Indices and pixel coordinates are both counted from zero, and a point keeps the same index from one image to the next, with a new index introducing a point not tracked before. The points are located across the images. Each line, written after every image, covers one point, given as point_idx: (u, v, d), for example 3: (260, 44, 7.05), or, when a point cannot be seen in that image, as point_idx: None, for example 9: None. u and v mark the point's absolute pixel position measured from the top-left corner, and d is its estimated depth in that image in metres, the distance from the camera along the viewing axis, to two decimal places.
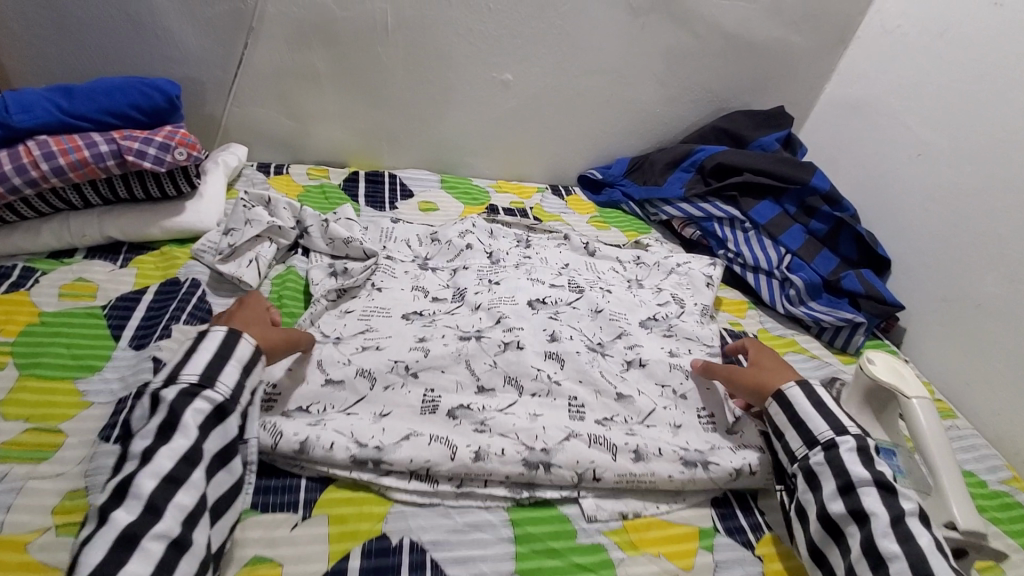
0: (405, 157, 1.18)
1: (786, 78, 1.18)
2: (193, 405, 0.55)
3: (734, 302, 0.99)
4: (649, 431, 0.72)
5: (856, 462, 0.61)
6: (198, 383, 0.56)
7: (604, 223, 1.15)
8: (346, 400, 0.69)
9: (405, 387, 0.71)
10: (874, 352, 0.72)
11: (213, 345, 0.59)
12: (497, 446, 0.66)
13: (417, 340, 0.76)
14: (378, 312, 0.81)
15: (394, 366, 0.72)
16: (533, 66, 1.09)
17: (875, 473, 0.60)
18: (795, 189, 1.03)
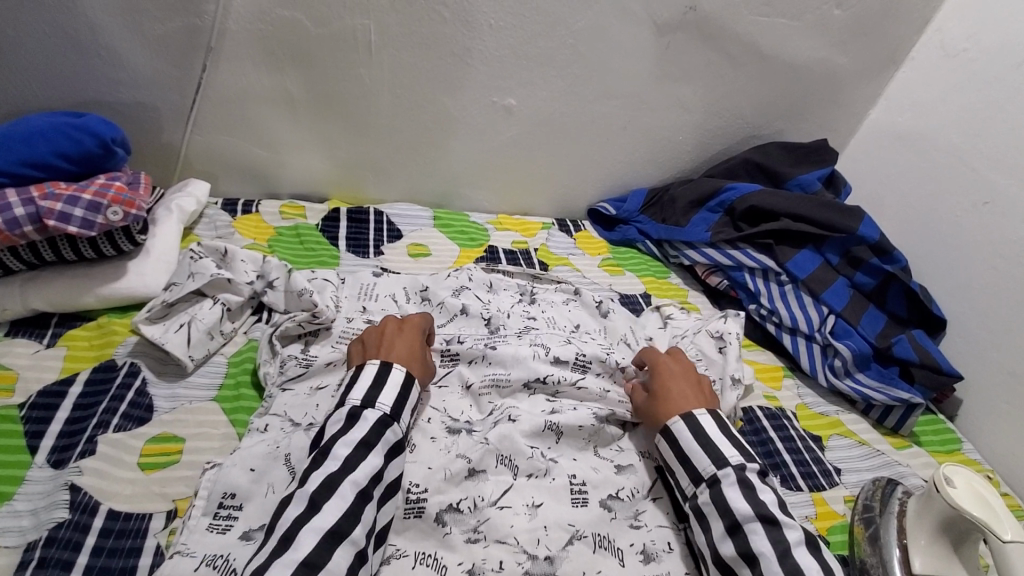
0: (394, 189, 1.04)
1: (827, 103, 1.04)
2: (385, 435, 0.56)
3: (768, 369, 0.86)
4: (655, 508, 0.64)
5: (740, 499, 0.56)
6: (392, 414, 0.58)
7: (618, 267, 1.01)
8: None
9: None
10: (950, 467, 0.59)
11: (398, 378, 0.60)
12: (494, 560, 0.56)
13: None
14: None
15: None
16: (542, 90, 0.95)
17: (759, 507, 0.55)
18: (839, 237, 0.90)
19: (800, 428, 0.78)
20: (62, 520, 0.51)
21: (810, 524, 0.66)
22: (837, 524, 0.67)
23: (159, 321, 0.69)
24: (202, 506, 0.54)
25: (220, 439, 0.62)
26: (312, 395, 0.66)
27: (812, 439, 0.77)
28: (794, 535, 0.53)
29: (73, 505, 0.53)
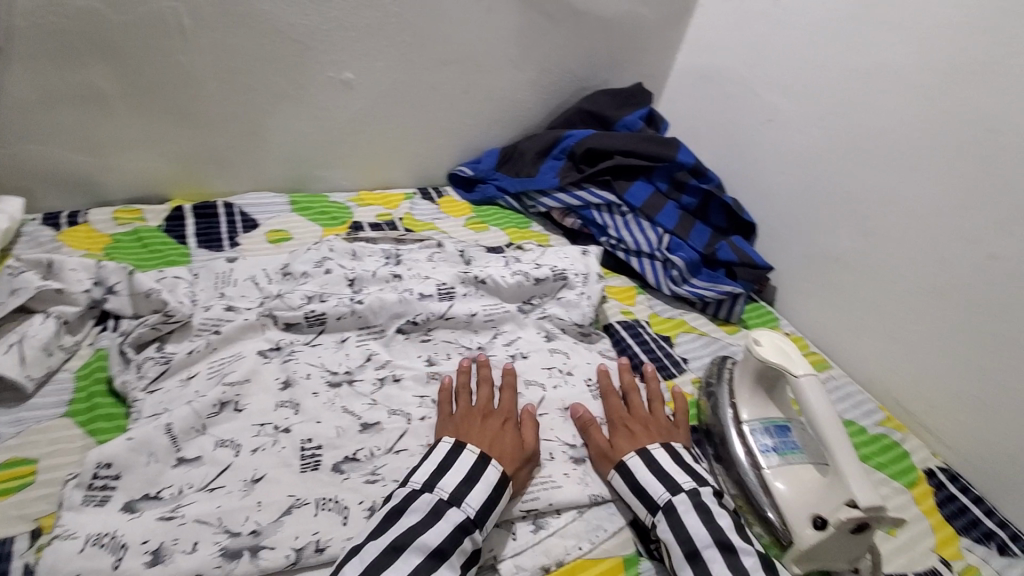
0: (243, 179, 1.01)
1: (641, 51, 1.17)
2: (422, 500, 0.55)
3: (623, 290, 0.97)
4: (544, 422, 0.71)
5: (695, 524, 0.57)
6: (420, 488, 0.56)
7: (482, 223, 1.07)
8: (206, 475, 0.57)
9: (278, 444, 0.61)
10: (759, 331, 0.72)
11: (437, 457, 0.59)
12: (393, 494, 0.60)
13: (280, 384, 0.67)
14: (227, 368, 0.67)
15: (260, 429, 0.62)
16: (378, 61, 0.97)
17: (716, 533, 0.56)
18: (664, 166, 1.03)
19: (653, 332, 0.90)
20: None
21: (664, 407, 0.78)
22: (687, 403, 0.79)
23: None
24: (77, 479, 0.54)
25: (78, 452, 0.58)
26: (184, 385, 0.65)
27: (663, 339, 0.89)
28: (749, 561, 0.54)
29: None
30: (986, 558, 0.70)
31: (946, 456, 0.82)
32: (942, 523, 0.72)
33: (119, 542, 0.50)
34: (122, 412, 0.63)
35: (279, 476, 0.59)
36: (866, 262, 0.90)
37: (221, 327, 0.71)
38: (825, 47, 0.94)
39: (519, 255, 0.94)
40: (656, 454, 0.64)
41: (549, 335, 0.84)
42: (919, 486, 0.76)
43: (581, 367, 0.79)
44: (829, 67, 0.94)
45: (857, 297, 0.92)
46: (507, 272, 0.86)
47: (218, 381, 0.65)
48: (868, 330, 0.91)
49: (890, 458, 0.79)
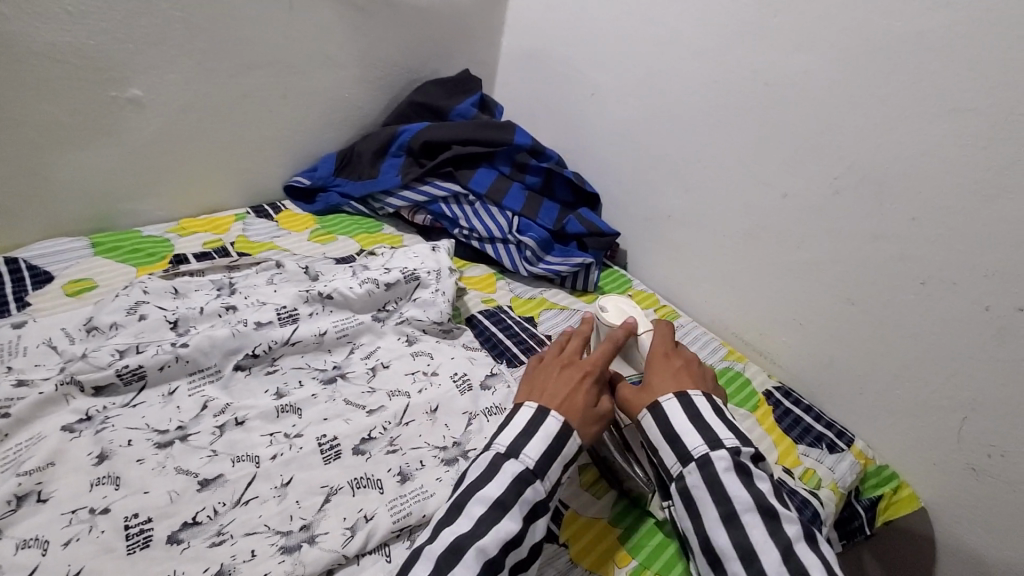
0: (23, 226, 0.85)
1: (465, 37, 1.16)
2: (510, 468, 0.56)
3: (483, 278, 0.97)
4: (409, 430, 0.69)
5: (733, 484, 0.56)
6: (507, 455, 0.57)
7: (329, 234, 1.01)
8: None
9: (96, 529, 0.53)
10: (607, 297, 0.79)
11: (527, 416, 0.61)
12: (244, 550, 0.54)
13: (95, 459, 0.59)
14: (23, 455, 0.57)
15: (71, 517, 0.54)
16: (171, 73, 0.86)
17: (758, 496, 0.55)
18: (504, 149, 1.04)
19: (516, 316, 0.91)
20: None
21: None
22: None
23: None
24: None
25: None
26: None
27: (527, 320, 0.91)
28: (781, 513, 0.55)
29: None
30: (820, 457, 0.80)
31: (780, 376, 0.93)
32: (781, 437, 0.82)
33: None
34: None
35: (100, 567, 0.51)
36: (694, 216, 0.98)
37: (8, 410, 0.60)
38: (629, 20, 0.99)
39: (368, 262, 0.90)
40: (694, 400, 0.62)
41: (410, 339, 0.81)
42: (761, 408, 0.85)
43: (445, 365, 0.78)
44: (635, 38, 0.99)
45: (692, 248, 1.00)
46: (354, 282, 0.82)
47: (11, 472, 0.56)
48: (706, 277, 0.99)
49: (736, 389, 0.87)
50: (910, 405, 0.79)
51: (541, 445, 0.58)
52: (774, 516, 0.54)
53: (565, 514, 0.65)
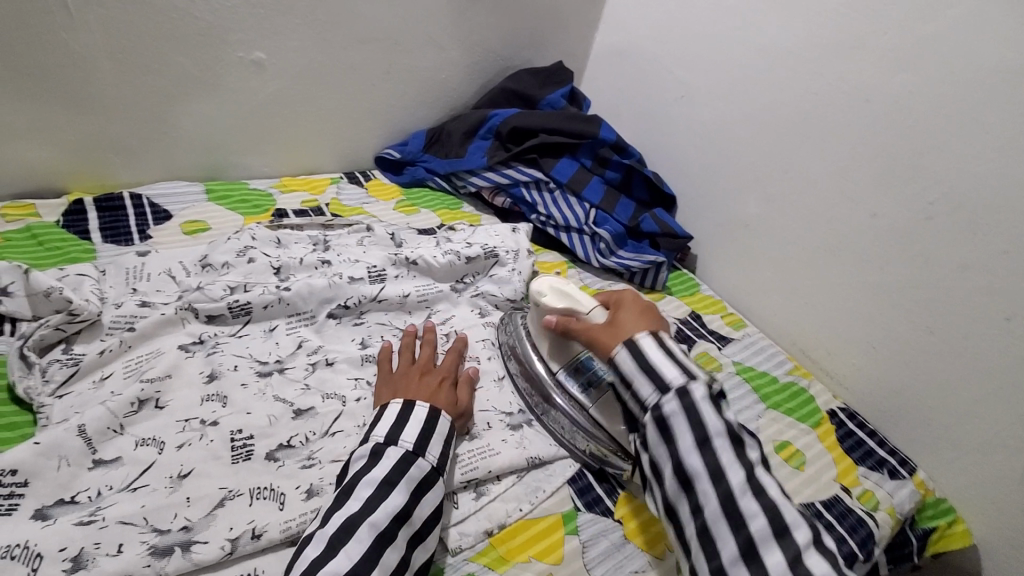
0: (149, 168, 0.94)
1: (560, 30, 1.19)
2: (387, 455, 0.56)
3: (554, 265, 1.00)
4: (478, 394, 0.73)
5: (723, 448, 0.55)
6: (383, 441, 0.57)
7: (413, 206, 1.06)
8: (127, 475, 0.55)
9: (207, 437, 0.60)
10: (544, 282, 0.75)
11: (397, 406, 0.60)
12: (331, 476, 0.60)
13: (206, 378, 0.65)
14: (145, 365, 0.64)
15: (185, 424, 0.60)
16: (291, 40, 0.93)
17: (728, 428, 0.56)
18: (587, 142, 1.06)
19: None
20: None
21: None
22: None
23: None
24: None
25: None
26: (98, 387, 0.61)
27: None
28: (755, 454, 0.56)
29: None
30: (878, 482, 0.79)
31: (844, 397, 0.92)
32: (842, 455, 0.81)
33: (33, 552, 0.47)
34: (30, 419, 0.59)
35: (210, 470, 0.57)
36: (773, 226, 0.97)
37: (136, 324, 0.67)
38: (728, 25, 0.99)
39: (450, 235, 0.94)
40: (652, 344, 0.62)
41: (483, 312, 0.86)
42: (823, 426, 0.84)
43: None
44: (732, 44, 0.99)
45: (767, 259, 0.99)
46: (438, 252, 0.87)
47: (136, 378, 0.62)
48: (777, 289, 0.99)
49: (798, 403, 0.87)
50: (982, 441, 0.77)
51: (411, 429, 0.58)
52: (739, 446, 0.55)
53: (621, 493, 0.67)
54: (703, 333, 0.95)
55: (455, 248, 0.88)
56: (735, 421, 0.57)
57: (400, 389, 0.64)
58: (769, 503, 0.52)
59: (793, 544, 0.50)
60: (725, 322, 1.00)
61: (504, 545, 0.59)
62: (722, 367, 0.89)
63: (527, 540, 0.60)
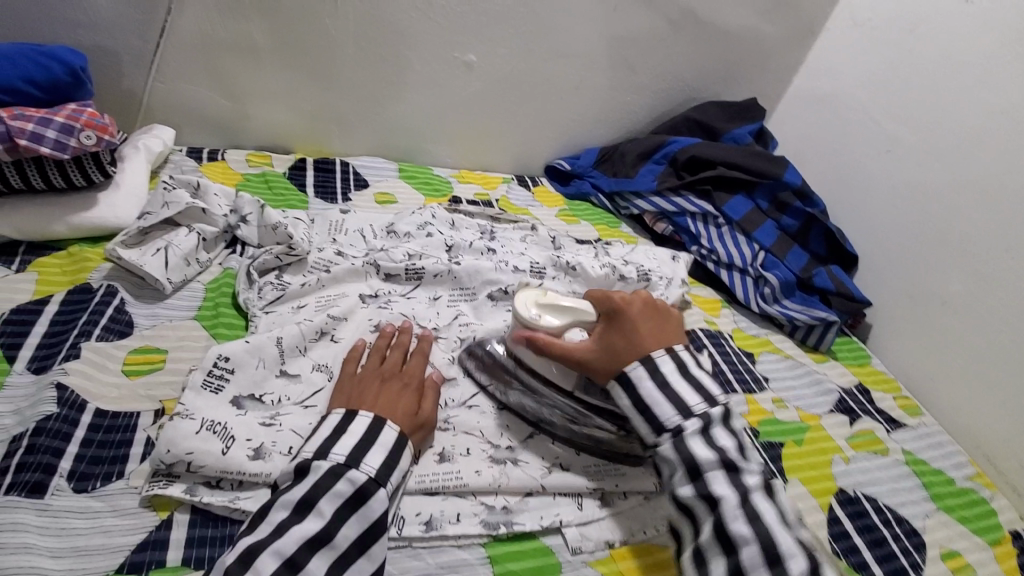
0: (358, 142, 1.07)
1: (756, 69, 1.17)
2: (316, 472, 0.50)
3: (708, 300, 0.95)
4: None
5: (718, 478, 0.53)
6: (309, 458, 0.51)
7: (574, 216, 1.08)
8: (301, 392, 0.61)
9: None
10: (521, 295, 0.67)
11: (333, 420, 0.54)
12: (462, 445, 0.62)
13: (373, 327, 0.71)
14: (333, 303, 0.72)
15: None
16: (501, 48, 1.01)
17: (718, 452, 0.54)
18: (767, 184, 1.02)
19: (736, 346, 0.89)
20: (51, 414, 0.53)
21: (744, 419, 0.78)
22: (767, 418, 0.79)
23: (135, 245, 0.71)
24: (199, 365, 0.59)
25: (202, 350, 0.64)
26: (295, 312, 0.70)
27: (746, 354, 0.88)
28: (753, 479, 0.53)
29: (60, 401, 0.54)
30: None
31: None
32: None
33: (228, 433, 0.54)
34: (241, 326, 0.69)
35: None
36: (977, 308, 0.85)
37: (331, 269, 0.76)
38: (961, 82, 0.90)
39: (607, 249, 0.94)
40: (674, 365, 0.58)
41: None
42: (1003, 546, 0.72)
43: None
44: (961, 102, 0.90)
45: (961, 343, 0.87)
46: (596, 263, 0.87)
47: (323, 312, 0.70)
48: (969, 379, 0.86)
49: (976, 514, 0.75)
50: None
51: (347, 441, 0.52)
52: (733, 467, 0.53)
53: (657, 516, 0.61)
54: (870, 410, 0.85)
55: (612, 263, 0.88)
56: (731, 449, 0.54)
57: (353, 398, 0.58)
58: (762, 528, 0.50)
59: (783, 572, 0.48)
60: (898, 405, 0.88)
61: (625, 562, 0.58)
62: (887, 452, 0.80)
63: (652, 566, 0.58)
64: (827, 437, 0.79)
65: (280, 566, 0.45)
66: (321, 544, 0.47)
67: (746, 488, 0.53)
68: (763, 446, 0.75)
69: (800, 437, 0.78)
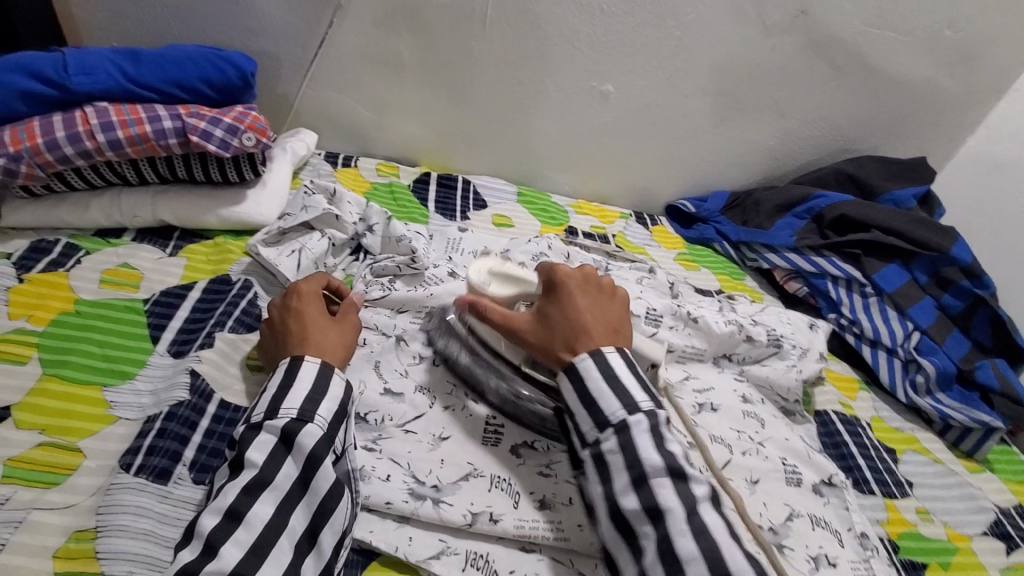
0: (481, 161, 1.08)
1: (925, 125, 1.04)
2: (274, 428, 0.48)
3: (845, 379, 0.86)
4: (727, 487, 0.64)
5: (666, 487, 0.47)
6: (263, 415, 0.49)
7: (693, 262, 1.01)
8: (404, 414, 0.60)
9: (467, 410, 0.61)
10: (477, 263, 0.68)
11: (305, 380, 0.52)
12: (565, 495, 0.57)
13: None
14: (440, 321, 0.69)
15: (454, 388, 0.63)
16: (641, 80, 0.97)
17: (669, 458, 0.48)
18: (929, 255, 0.90)
19: (874, 439, 0.78)
20: (182, 400, 0.55)
21: (880, 528, 0.67)
22: (909, 531, 0.68)
23: (272, 244, 0.74)
24: None
25: None
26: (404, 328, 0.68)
27: (886, 450, 0.77)
28: (700, 491, 0.48)
29: (192, 388, 0.56)
30: None
31: None
32: None
33: None
34: None
35: (465, 440, 0.59)
36: None
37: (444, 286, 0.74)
38: None
39: (733, 304, 0.86)
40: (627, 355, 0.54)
41: (746, 398, 0.74)
42: None
43: (775, 442, 0.70)
44: None
45: None
46: (721, 318, 0.79)
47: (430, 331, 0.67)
48: None
49: None
50: None
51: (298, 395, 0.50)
52: (682, 477, 0.48)
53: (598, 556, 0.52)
54: None
55: (739, 320, 0.79)
56: (680, 454, 0.49)
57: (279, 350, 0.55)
58: (709, 549, 0.44)
59: None
60: None
61: None
62: None
63: None
64: (978, 565, 0.66)
65: (219, 521, 0.44)
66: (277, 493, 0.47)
67: (693, 500, 0.47)
68: (902, 564, 0.64)
69: (947, 560, 0.66)
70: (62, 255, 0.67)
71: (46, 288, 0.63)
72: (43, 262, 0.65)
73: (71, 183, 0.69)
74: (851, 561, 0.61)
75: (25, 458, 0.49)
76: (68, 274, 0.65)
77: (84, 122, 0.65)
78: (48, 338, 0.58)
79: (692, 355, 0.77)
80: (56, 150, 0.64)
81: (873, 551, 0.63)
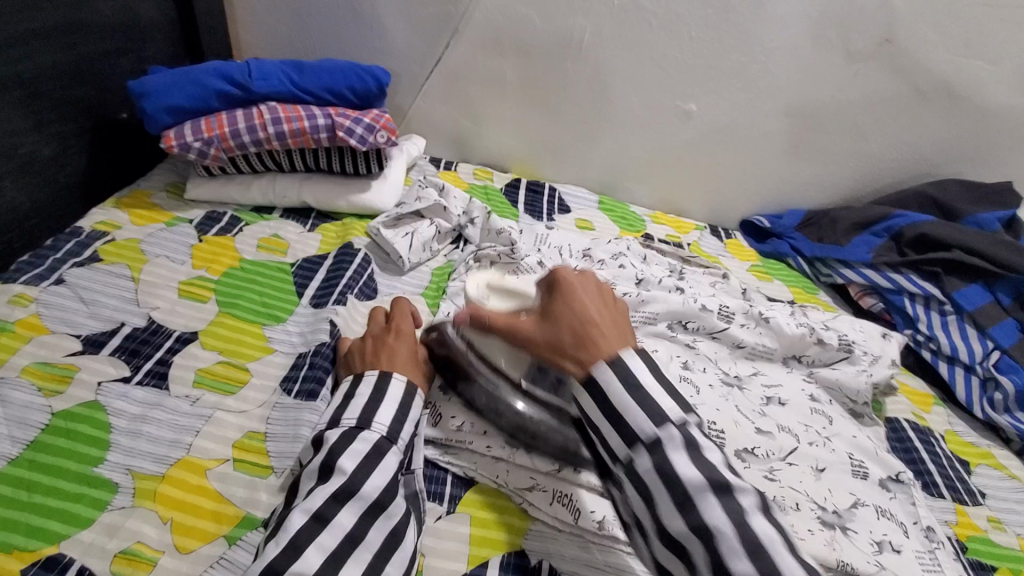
0: (566, 171, 1.17)
1: (1018, 151, 1.04)
2: (352, 445, 0.50)
3: (919, 394, 0.87)
4: (790, 471, 0.68)
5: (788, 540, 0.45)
6: (356, 426, 0.52)
7: (766, 274, 1.05)
8: None
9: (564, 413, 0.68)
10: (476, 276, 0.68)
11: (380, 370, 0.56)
12: None
13: None
14: None
15: None
16: (723, 101, 1.04)
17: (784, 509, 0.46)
18: (1014, 278, 0.90)
19: (948, 450, 0.79)
20: (325, 341, 0.66)
21: (948, 528, 0.69)
22: (979, 535, 0.69)
23: (391, 226, 0.86)
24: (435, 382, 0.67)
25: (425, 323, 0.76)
26: None
27: (959, 461, 0.78)
28: None
29: (331, 333, 0.67)
30: None
31: None
32: None
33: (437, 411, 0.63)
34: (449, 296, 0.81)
35: None
36: None
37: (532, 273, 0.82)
38: None
39: (804, 311, 0.89)
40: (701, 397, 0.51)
41: (815, 396, 0.78)
42: None
43: (842, 438, 0.73)
44: None
45: None
46: (792, 320, 0.83)
47: None
48: None
49: None
50: None
51: (387, 411, 0.54)
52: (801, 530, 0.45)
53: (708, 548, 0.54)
54: None
55: (811, 324, 0.83)
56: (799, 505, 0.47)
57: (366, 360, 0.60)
58: None
59: None
60: None
61: None
62: None
63: None
64: None
65: (306, 521, 0.45)
66: (347, 497, 0.47)
67: None
68: (968, 563, 0.65)
69: (1019, 567, 0.66)
70: (229, 224, 0.82)
71: (217, 248, 0.77)
72: (215, 228, 0.80)
73: (239, 167, 0.85)
74: (916, 550, 0.63)
75: (210, 371, 0.61)
76: (232, 238, 0.79)
77: (259, 116, 0.80)
78: (220, 285, 0.72)
79: (761, 352, 0.82)
80: (237, 138, 0.80)
81: (938, 544, 0.65)
